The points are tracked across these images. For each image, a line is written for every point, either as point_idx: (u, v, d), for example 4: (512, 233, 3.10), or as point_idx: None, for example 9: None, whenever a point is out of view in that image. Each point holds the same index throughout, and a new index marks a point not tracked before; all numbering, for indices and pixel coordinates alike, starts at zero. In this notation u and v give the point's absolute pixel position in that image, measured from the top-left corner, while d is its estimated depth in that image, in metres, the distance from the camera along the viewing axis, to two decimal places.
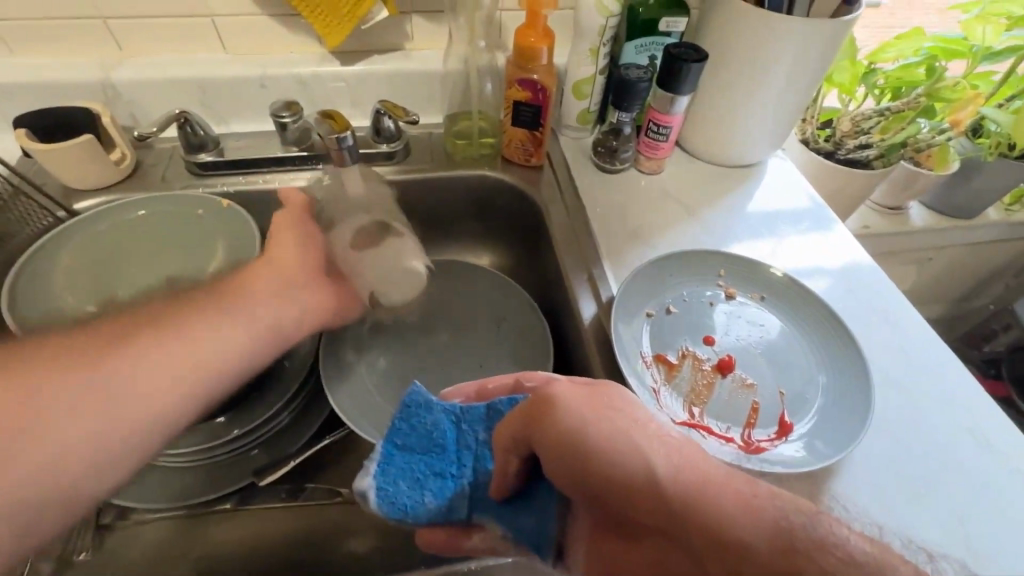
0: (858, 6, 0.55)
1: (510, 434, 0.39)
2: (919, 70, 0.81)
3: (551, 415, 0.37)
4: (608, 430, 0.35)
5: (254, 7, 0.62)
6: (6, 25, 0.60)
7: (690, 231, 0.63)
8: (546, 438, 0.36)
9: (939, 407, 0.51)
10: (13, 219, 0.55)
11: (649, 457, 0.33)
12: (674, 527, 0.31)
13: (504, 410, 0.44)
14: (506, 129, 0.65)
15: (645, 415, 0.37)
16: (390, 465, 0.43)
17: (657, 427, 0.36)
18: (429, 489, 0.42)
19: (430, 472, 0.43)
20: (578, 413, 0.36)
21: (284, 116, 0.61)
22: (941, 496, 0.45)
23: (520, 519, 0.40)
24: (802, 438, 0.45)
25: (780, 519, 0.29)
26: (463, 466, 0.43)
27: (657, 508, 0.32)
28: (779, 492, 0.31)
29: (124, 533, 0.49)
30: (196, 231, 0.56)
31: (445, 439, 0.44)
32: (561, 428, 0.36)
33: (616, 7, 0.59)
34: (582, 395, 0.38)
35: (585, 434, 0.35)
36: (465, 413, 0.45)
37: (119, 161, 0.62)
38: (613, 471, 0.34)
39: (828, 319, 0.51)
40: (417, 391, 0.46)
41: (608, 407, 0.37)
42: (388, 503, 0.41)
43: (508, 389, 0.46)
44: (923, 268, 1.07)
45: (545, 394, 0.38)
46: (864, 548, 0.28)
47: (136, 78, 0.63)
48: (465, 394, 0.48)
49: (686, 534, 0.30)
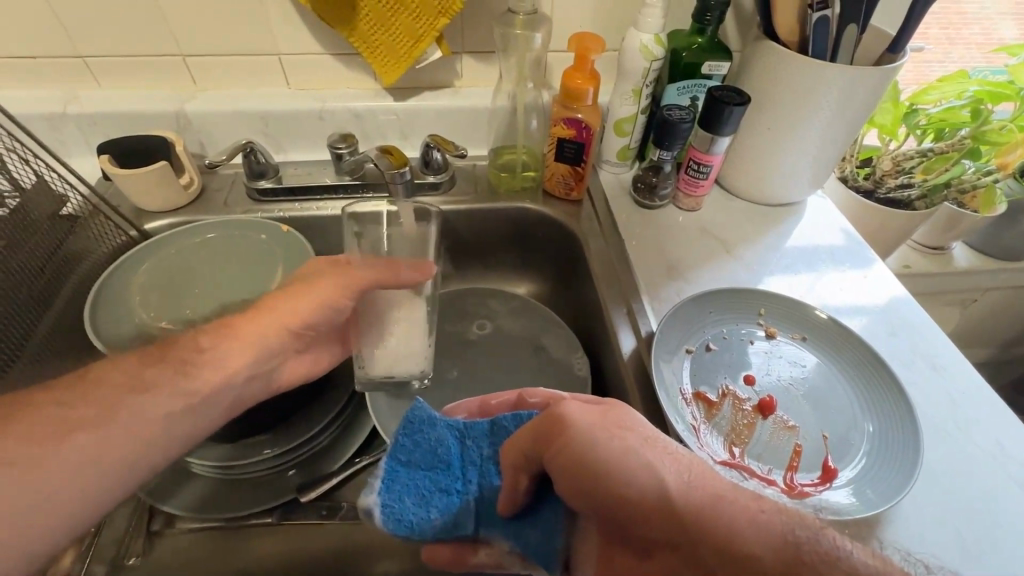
0: (903, 54, 0.56)
1: (522, 451, 0.40)
2: (964, 112, 0.79)
3: (565, 434, 0.38)
4: (621, 448, 0.36)
5: (318, 47, 0.67)
6: (97, 61, 0.66)
7: (729, 267, 0.64)
8: (560, 455, 0.37)
9: (990, 456, 0.49)
10: (91, 237, 0.59)
11: (661, 474, 0.35)
12: (687, 541, 0.32)
13: (508, 427, 0.46)
14: (549, 163, 0.67)
15: (652, 432, 0.38)
16: (395, 482, 0.45)
17: (666, 443, 0.37)
18: (436, 505, 0.43)
19: (437, 488, 0.44)
20: (590, 432, 0.37)
21: (341, 147, 0.65)
22: (995, 554, 0.43)
23: (526, 533, 0.42)
24: (847, 486, 0.44)
25: (786, 534, 0.31)
26: (468, 482, 0.45)
27: (670, 524, 0.33)
28: (785, 509, 0.33)
29: (172, 540, 0.51)
30: (259, 254, 0.59)
31: (450, 456, 0.46)
32: (576, 449, 0.37)
33: (659, 50, 0.61)
34: (594, 414, 0.39)
35: (597, 452, 0.36)
36: (470, 429, 0.47)
37: (187, 185, 0.66)
38: (625, 489, 0.35)
39: (868, 363, 0.51)
40: (419, 408, 0.48)
41: (618, 425, 0.38)
42: (395, 520, 0.43)
43: (509, 406, 0.50)
44: (968, 310, 1.04)
45: (557, 413, 0.39)
46: (867, 562, 0.30)
47: (208, 110, 0.68)
48: (468, 411, 0.51)
49: (697, 547, 0.32)
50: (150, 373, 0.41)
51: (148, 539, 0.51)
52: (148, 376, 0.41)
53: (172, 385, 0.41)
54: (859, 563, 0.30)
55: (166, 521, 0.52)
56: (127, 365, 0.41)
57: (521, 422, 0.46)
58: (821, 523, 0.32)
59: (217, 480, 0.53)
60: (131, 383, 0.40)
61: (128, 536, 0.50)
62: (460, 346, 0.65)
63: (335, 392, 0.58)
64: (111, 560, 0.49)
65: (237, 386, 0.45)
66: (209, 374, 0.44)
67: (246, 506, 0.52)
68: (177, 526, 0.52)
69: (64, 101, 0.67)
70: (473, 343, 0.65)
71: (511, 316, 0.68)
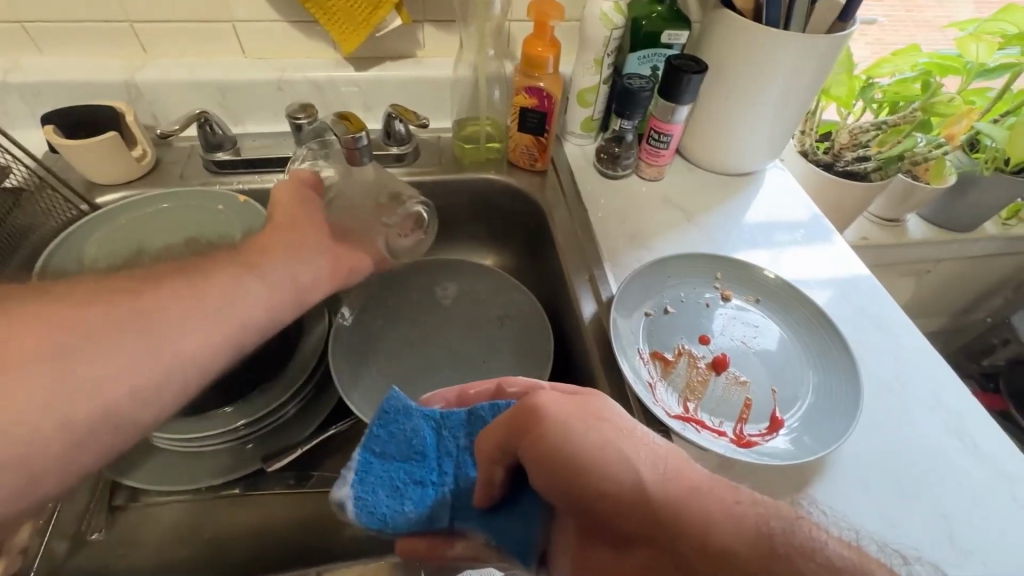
0: (852, 22, 0.58)
1: (497, 443, 0.41)
2: (914, 86, 0.83)
3: (540, 427, 0.38)
4: (598, 441, 0.37)
5: (275, 14, 0.65)
6: (38, 27, 0.63)
7: (690, 235, 0.66)
8: (536, 450, 0.38)
9: (926, 407, 0.53)
10: (39, 211, 0.57)
11: (637, 468, 0.36)
12: (663, 535, 0.34)
13: (485, 416, 0.47)
14: (513, 134, 0.67)
15: (628, 423, 0.39)
16: (369, 474, 0.45)
17: (642, 434, 0.39)
18: (409, 497, 0.44)
19: (411, 480, 0.45)
20: (566, 423, 0.38)
21: (299, 118, 0.64)
22: (931, 496, 0.47)
23: (503, 525, 0.43)
24: (789, 434, 0.46)
25: (761, 526, 0.33)
26: (443, 473, 0.46)
27: (646, 516, 0.34)
28: (759, 500, 0.34)
29: (135, 514, 0.51)
30: (216, 224, 0.58)
31: (426, 446, 0.46)
32: (551, 441, 0.38)
33: (619, 19, 0.61)
34: (569, 405, 0.40)
35: (573, 444, 0.37)
36: (446, 420, 0.48)
37: (140, 158, 0.64)
38: (602, 482, 0.36)
39: (819, 323, 0.53)
40: (395, 398, 0.48)
41: (594, 415, 0.39)
42: (368, 513, 0.43)
43: (488, 395, 0.50)
44: (922, 280, 1.09)
45: (532, 405, 0.40)
46: (842, 553, 0.32)
47: (160, 80, 0.66)
48: (445, 399, 0.51)
49: (673, 541, 0.33)
50: None
51: (111, 513, 0.51)
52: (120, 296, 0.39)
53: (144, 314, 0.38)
54: (832, 552, 0.31)
55: (129, 496, 0.52)
56: None
57: (498, 411, 0.47)
58: (795, 513, 0.34)
59: (176, 452, 0.53)
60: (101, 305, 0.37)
61: (89, 513, 0.49)
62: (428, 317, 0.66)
63: (301, 362, 0.56)
64: (73, 536, 0.48)
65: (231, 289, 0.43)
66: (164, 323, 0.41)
67: (214, 478, 0.52)
68: (142, 501, 0.52)
69: (4, 70, 0.64)
70: (439, 316, 0.66)
71: (479, 287, 0.68)
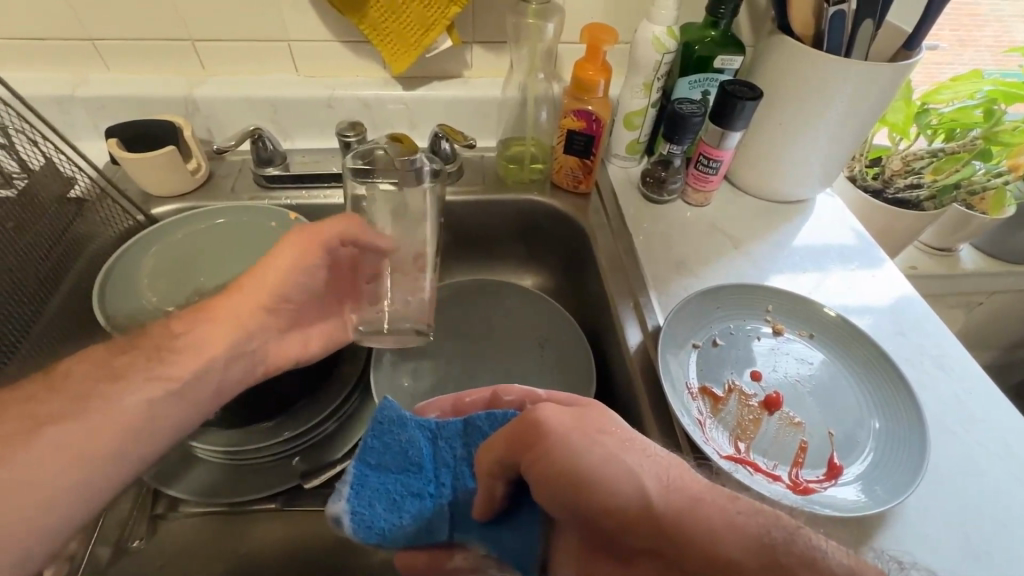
0: (918, 52, 0.56)
1: (497, 459, 0.39)
2: (975, 112, 0.78)
3: (543, 444, 0.36)
4: (600, 455, 0.34)
5: (327, 34, 0.67)
6: (107, 44, 0.66)
7: (736, 264, 0.63)
8: (537, 465, 0.36)
9: (999, 453, 0.49)
10: (98, 221, 0.58)
11: (640, 480, 0.33)
12: (669, 550, 0.31)
13: (480, 426, 0.46)
14: (557, 155, 0.67)
15: (631, 434, 0.36)
16: (366, 487, 0.44)
17: (644, 445, 0.35)
18: (407, 510, 0.44)
19: (407, 492, 0.44)
20: (566, 438, 0.36)
21: (349, 136, 0.65)
22: (1001, 553, 0.43)
23: (503, 537, 0.42)
24: (855, 482, 0.44)
25: (762, 535, 0.30)
26: (440, 485, 0.45)
27: (649, 532, 0.31)
28: (760, 508, 0.31)
29: (176, 523, 0.52)
30: (268, 242, 0.59)
31: (422, 457, 0.46)
32: (553, 458, 0.35)
33: (672, 43, 0.60)
34: (570, 420, 0.37)
35: (573, 461, 0.34)
36: (441, 430, 0.47)
37: (195, 170, 0.66)
38: (604, 499, 0.33)
39: (878, 365, 0.50)
40: (388, 408, 0.48)
41: (596, 429, 0.36)
42: (365, 527, 0.43)
43: (483, 402, 0.50)
44: (973, 313, 1.04)
45: (533, 420, 0.37)
46: (843, 562, 0.29)
47: (216, 97, 0.68)
48: (441, 409, 0.51)
49: (678, 556, 0.30)
50: (121, 361, 0.42)
51: (153, 522, 0.52)
52: (119, 364, 0.42)
53: (146, 371, 0.42)
54: (834, 564, 0.29)
55: (169, 506, 0.52)
56: (129, 360, 0.42)
57: (495, 422, 0.46)
58: (796, 522, 0.31)
59: (214, 463, 0.53)
60: (135, 373, 0.41)
61: (133, 519, 0.50)
62: (464, 336, 0.65)
63: (343, 376, 0.58)
64: (116, 543, 0.49)
65: (219, 369, 0.46)
66: (186, 359, 0.44)
67: (249, 493, 0.52)
68: (181, 511, 0.52)
69: (73, 84, 0.67)
70: (475, 336, 0.66)
71: (514, 310, 0.68)
